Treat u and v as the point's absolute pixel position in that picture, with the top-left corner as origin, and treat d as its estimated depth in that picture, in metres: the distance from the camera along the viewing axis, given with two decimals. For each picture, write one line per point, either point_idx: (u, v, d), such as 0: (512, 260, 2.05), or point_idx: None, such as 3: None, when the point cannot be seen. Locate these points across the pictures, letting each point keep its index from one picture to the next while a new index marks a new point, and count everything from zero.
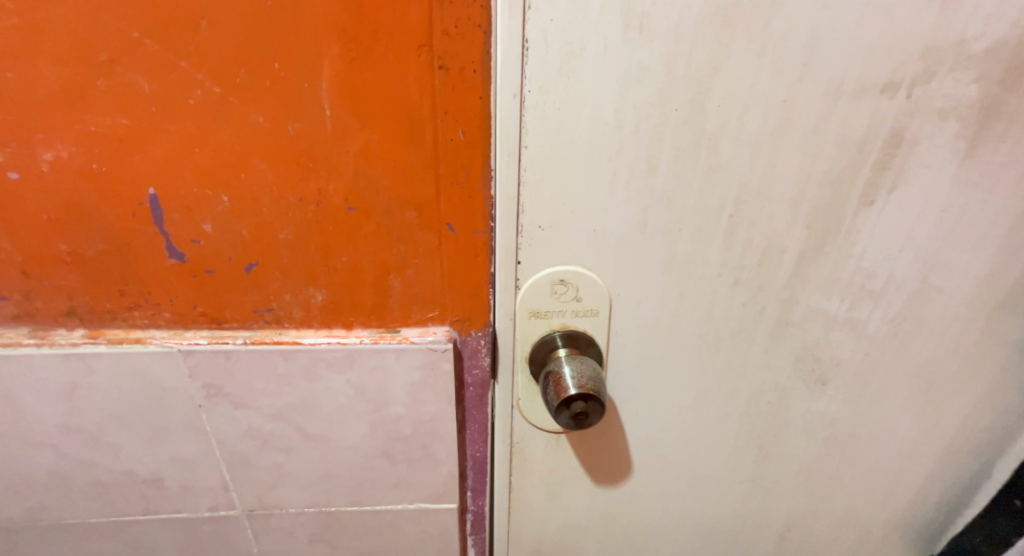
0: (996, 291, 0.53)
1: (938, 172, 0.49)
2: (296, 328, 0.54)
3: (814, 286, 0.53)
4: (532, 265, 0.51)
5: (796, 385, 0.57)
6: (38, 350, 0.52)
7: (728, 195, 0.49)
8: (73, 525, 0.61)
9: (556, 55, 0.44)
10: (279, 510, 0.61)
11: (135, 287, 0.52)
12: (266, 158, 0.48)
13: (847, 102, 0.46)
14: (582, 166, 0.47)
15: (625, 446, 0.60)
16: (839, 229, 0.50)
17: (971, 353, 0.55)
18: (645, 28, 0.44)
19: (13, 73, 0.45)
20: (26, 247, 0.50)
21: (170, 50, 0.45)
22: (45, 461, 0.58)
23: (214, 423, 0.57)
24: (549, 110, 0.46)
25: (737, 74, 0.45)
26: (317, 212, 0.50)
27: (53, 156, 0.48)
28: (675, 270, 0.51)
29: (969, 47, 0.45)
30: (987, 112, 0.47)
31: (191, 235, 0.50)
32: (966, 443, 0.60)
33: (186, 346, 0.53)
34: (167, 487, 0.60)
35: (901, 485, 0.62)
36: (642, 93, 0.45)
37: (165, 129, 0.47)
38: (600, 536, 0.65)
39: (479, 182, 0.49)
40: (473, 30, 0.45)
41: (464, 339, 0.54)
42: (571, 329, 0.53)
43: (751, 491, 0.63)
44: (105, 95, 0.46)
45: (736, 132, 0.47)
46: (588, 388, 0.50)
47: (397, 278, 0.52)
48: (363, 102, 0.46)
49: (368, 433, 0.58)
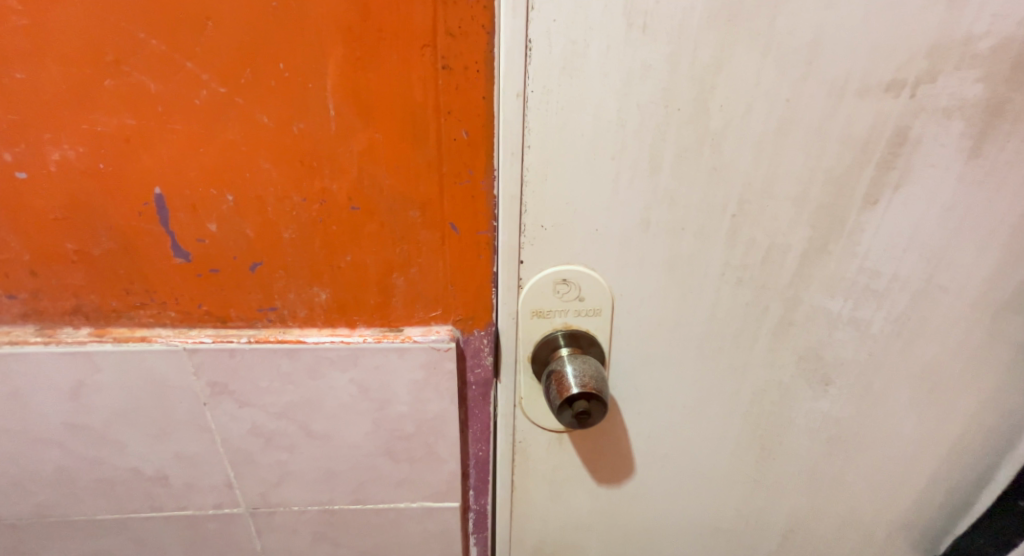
0: (1001, 291, 0.53)
1: (942, 172, 0.49)
2: (300, 327, 0.54)
3: (817, 286, 0.53)
4: (535, 264, 0.51)
5: (799, 385, 0.57)
6: (44, 348, 0.53)
7: (731, 194, 0.49)
8: (79, 522, 0.62)
9: (559, 55, 0.44)
10: (283, 508, 0.62)
11: (141, 285, 0.53)
12: (271, 157, 0.48)
13: (851, 101, 0.46)
14: (584, 165, 0.48)
15: (628, 446, 0.60)
16: (842, 228, 0.50)
17: (976, 353, 0.55)
18: (648, 28, 0.44)
19: (22, 73, 0.46)
20: (33, 245, 0.51)
21: (176, 50, 0.45)
22: (52, 457, 0.58)
23: (219, 420, 0.57)
24: (552, 110, 0.46)
25: (740, 72, 0.45)
26: (322, 212, 0.50)
27: (61, 155, 0.48)
28: (678, 269, 0.52)
29: (974, 46, 0.45)
30: (992, 111, 0.47)
31: (197, 234, 0.51)
32: (971, 444, 0.60)
33: (191, 344, 0.53)
34: (172, 484, 0.60)
35: (904, 486, 0.62)
36: (645, 92, 0.45)
37: (171, 129, 0.47)
38: (603, 536, 0.65)
39: (482, 181, 0.49)
40: (477, 30, 0.45)
41: (466, 338, 0.55)
42: (574, 329, 0.53)
43: (754, 491, 0.63)
44: (111, 95, 0.46)
45: (739, 131, 0.47)
46: (590, 387, 0.50)
47: (400, 277, 0.52)
48: (367, 101, 0.47)
49: (371, 431, 0.58)
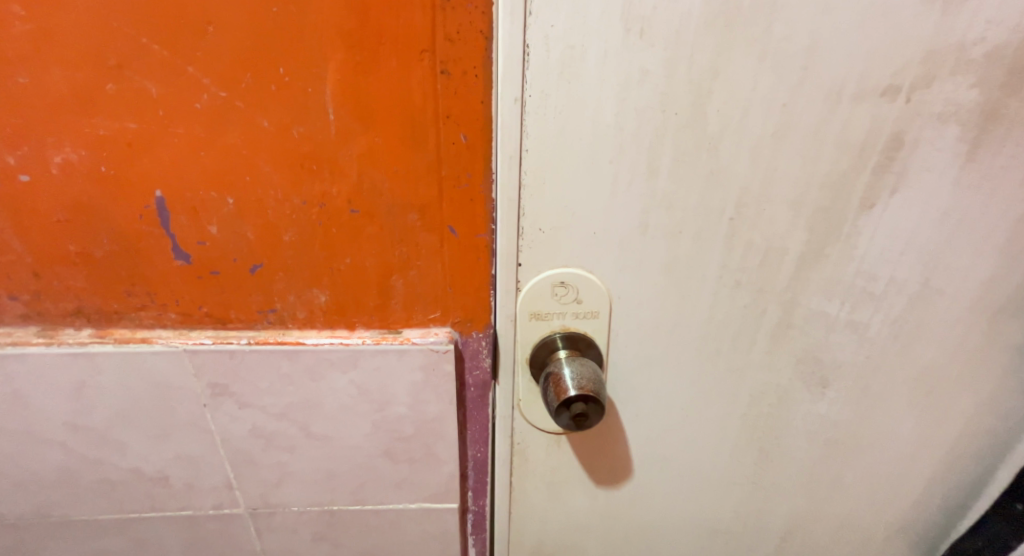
0: (998, 294, 0.53)
1: (939, 176, 0.49)
2: (300, 329, 0.55)
3: (814, 288, 0.53)
4: (533, 267, 0.51)
5: (796, 387, 0.57)
6: (46, 349, 0.53)
7: (729, 198, 0.49)
8: (81, 522, 0.62)
9: (556, 60, 0.45)
10: (283, 509, 0.62)
11: (142, 287, 0.53)
12: (272, 160, 0.49)
13: (847, 106, 0.47)
14: (583, 168, 0.48)
15: (626, 447, 0.60)
16: (839, 231, 0.51)
17: (972, 357, 0.55)
18: (644, 34, 0.44)
19: (25, 77, 0.46)
20: (36, 247, 0.51)
21: (178, 56, 0.46)
22: (54, 457, 0.59)
23: (220, 421, 0.57)
24: (549, 114, 0.46)
25: (737, 77, 0.45)
26: (321, 214, 0.50)
27: (63, 158, 0.49)
28: (676, 272, 0.52)
29: (969, 52, 0.45)
30: (987, 116, 0.47)
31: (198, 236, 0.51)
32: (968, 446, 0.60)
33: (191, 346, 0.54)
34: (173, 484, 0.61)
35: (902, 488, 0.62)
36: (642, 96, 0.46)
37: (173, 132, 0.48)
38: (601, 536, 0.65)
39: (480, 184, 0.50)
40: (476, 35, 0.45)
41: (465, 340, 0.55)
42: (572, 331, 0.54)
43: (751, 493, 0.63)
44: (114, 98, 0.47)
45: (735, 135, 0.47)
46: (587, 389, 0.50)
47: (399, 279, 0.53)
48: (367, 105, 0.47)
49: (371, 432, 0.58)
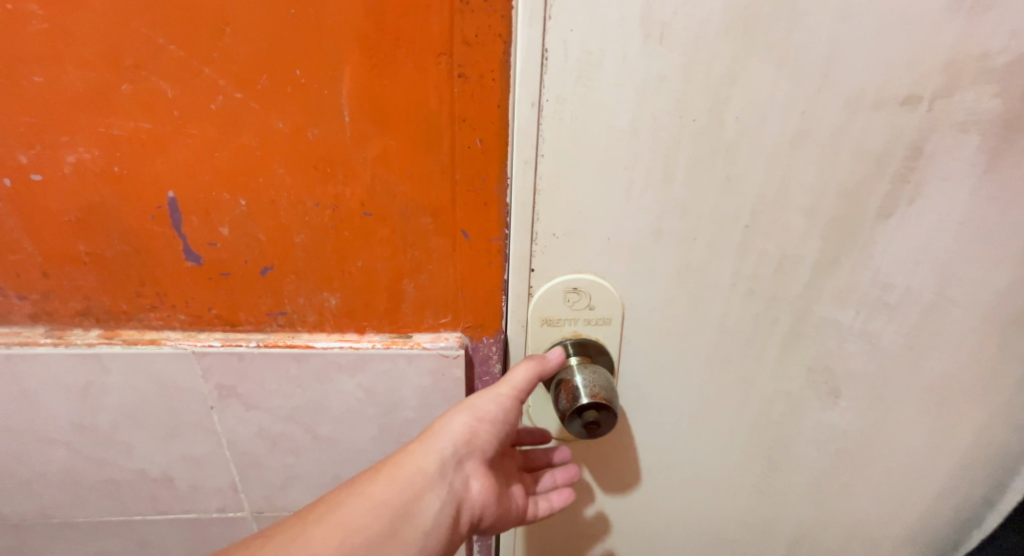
0: (1013, 304, 0.52)
1: (956, 185, 0.48)
2: (309, 331, 0.54)
3: (827, 297, 0.52)
4: (546, 272, 0.51)
5: (808, 396, 0.57)
6: (54, 349, 0.53)
7: (744, 206, 0.49)
8: (83, 523, 0.62)
9: (575, 65, 0.44)
10: (288, 512, 0.62)
11: (152, 288, 0.53)
12: (285, 162, 0.48)
13: (866, 114, 0.46)
14: (598, 173, 0.47)
15: (635, 454, 0.60)
16: (854, 240, 0.50)
17: (986, 367, 0.55)
18: (664, 39, 0.44)
19: (40, 76, 0.46)
20: (46, 246, 0.51)
21: (193, 56, 0.45)
22: (58, 458, 0.58)
23: (225, 423, 0.57)
24: (566, 119, 0.46)
25: (756, 84, 0.45)
26: (334, 217, 0.50)
27: (77, 158, 0.48)
28: (690, 278, 0.51)
29: (991, 61, 0.45)
30: (1007, 126, 0.47)
31: (209, 236, 0.51)
32: (980, 457, 0.59)
33: (199, 348, 0.53)
34: (177, 486, 0.60)
35: (912, 499, 0.62)
36: (660, 102, 0.45)
37: (187, 133, 0.48)
38: (606, 543, 0.65)
39: (494, 188, 0.49)
40: (493, 39, 0.45)
41: (475, 344, 0.55)
42: (583, 337, 0.53)
43: (760, 501, 0.63)
44: (129, 98, 0.47)
45: (753, 141, 0.47)
46: (600, 397, 0.49)
47: (410, 282, 0.52)
48: (382, 108, 0.47)
49: (377, 436, 0.58)
